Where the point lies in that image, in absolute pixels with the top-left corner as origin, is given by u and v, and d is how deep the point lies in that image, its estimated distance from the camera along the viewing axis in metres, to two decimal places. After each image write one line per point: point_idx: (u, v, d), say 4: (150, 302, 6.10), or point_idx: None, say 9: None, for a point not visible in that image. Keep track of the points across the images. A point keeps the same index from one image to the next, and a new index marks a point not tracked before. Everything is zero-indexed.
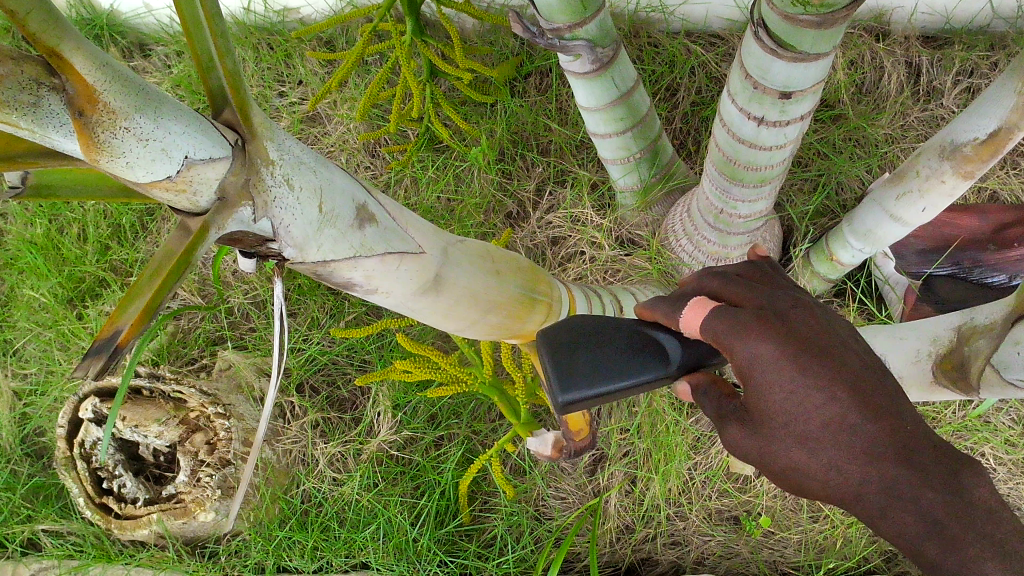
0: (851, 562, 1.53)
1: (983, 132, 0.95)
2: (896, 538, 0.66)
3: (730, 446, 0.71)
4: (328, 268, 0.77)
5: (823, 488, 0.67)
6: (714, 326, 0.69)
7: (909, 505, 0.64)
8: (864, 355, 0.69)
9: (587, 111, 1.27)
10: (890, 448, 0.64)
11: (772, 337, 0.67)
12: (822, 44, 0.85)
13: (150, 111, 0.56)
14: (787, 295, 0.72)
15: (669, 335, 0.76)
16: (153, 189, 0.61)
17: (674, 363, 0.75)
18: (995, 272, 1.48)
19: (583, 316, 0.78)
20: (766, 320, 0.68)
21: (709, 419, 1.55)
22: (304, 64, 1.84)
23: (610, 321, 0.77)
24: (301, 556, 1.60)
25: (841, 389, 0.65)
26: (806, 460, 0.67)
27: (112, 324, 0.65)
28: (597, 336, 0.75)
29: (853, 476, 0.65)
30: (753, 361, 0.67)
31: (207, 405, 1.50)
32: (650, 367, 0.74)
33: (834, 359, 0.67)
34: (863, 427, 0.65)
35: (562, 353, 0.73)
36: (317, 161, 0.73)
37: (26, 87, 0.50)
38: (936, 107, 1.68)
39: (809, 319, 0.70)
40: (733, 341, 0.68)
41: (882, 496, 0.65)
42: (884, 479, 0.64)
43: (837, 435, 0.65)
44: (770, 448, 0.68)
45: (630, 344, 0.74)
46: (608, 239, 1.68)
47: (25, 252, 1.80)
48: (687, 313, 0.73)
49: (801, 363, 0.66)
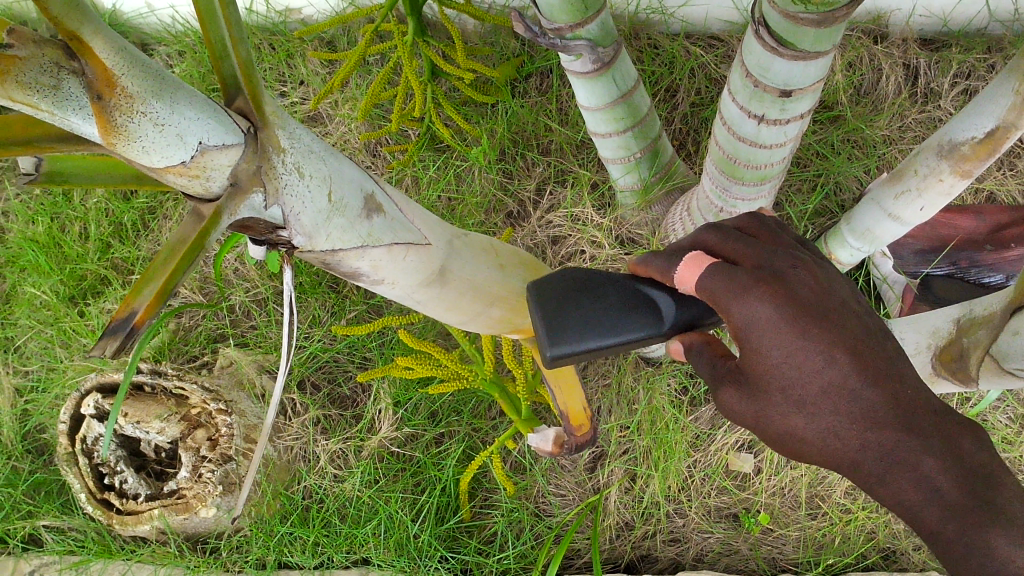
0: (849, 559, 1.55)
1: (981, 131, 0.96)
2: (895, 503, 0.69)
3: (728, 409, 0.74)
4: (336, 257, 0.78)
5: (821, 454, 0.70)
6: (710, 285, 0.70)
7: (910, 471, 0.67)
8: (865, 320, 0.71)
9: (588, 111, 1.28)
10: (888, 415, 0.67)
11: (771, 300, 0.68)
12: (822, 41, 0.86)
13: (166, 97, 0.57)
14: (789, 255, 0.72)
15: (664, 294, 0.79)
16: (167, 174, 0.61)
17: (668, 322, 0.78)
18: (992, 272, 1.50)
19: (583, 273, 0.82)
20: (764, 282, 0.69)
21: (709, 418, 1.59)
22: (306, 65, 1.85)
23: (608, 278, 0.81)
24: (302, 551, 1.61)
25: (842, 355, 0.67)
26: (804, 424, 0.69)
27: (128, 304, 0.65)
28: (590, 295, 0.79)
29: (853, 443, 0.68)
30: (751, 323, 0.68)
31: (208, 401, 1.50)
32: (640, 326, 0.78)
33: (833, 324, 0.68)
34: (863, 393, 0.67)
35: (554, 312, 0.78)
36: (326, 149, 0.74)
37: (48, 70, 0.51)
38: (934, 109, 1.69)
39: (810, 281, 0.70)
40: (729, 301, 0.69)
41: (881, 462, 0.68)
42: (884, 445, 0.68)
43: (836, 401, 0.68)
44: (767, 413, 0.71)
45: (623, 301, 0.78)
46: (608, 238, 1.68)
47: (27, 250, 1.81)
48: (682, 270, 0.74)
49: (801, 328, 0.67)
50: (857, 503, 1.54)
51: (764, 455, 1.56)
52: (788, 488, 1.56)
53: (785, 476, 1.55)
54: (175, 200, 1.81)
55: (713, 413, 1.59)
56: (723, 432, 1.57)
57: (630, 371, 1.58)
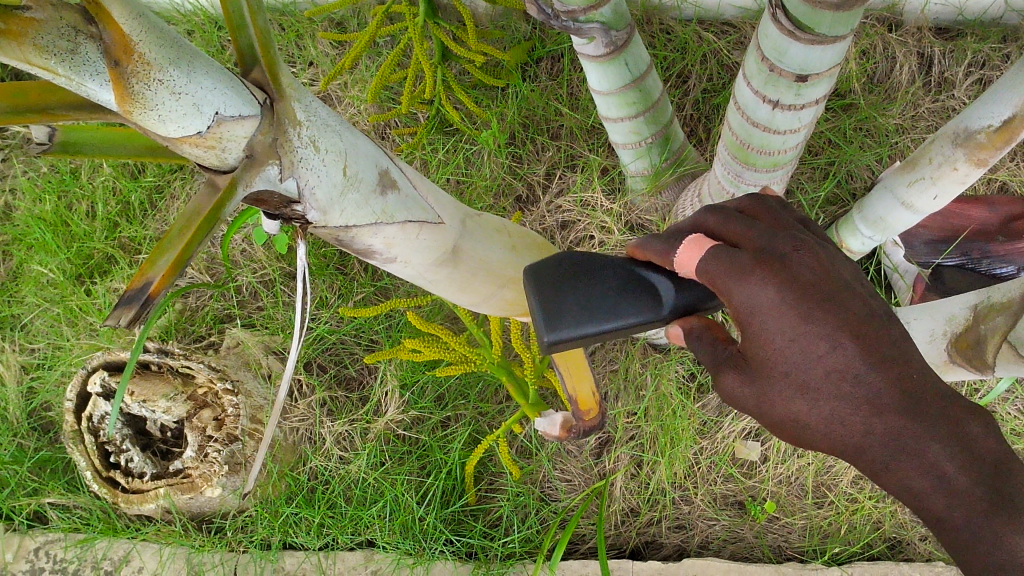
0: (855, 548, 1.55)
1: (998, 119, 0.95)
2: (900, 490, 0.68)
3: (728, 394, 0.73)
4: (350, 234, 0.78)
5: (825, 439, 0.69)
6: (710, 268, 0.71)
7: (916, 458, 0.66)
8: (869, 302, 0.70)
9: (600, 95, 1.27)
10: (893, 399, 0.66)
11: (772, 283, 0.68)
12: (840, 25, 0.84)
13: (184, 66, 0.56)
14: (790, 237, 0.71)
15: (664, 278, 0.79)
16: (183, 144, 0.61)
17: (667, 307, 0.78)
18: (1004, 263, 1.47)
19: (578, 256, 0.82)
20: (764, 263, 0.69)
21: (716, 405, 1.59)
22: (315, 45, 1.83)
23: (604, 260, 0.81)
24: (308, 532, 1.61)
25: (846, 338, 0.67)
26: (807, 410, 0.69)
27: (143, 274, 0.64)
28: (586, 279, 0.79)
29: (858, 428, 0.67)
30: (752, 307, 0.68)
31: (215, 380, 1.49)
32: (640, 310, 0.77)
33: (836, 306, 0.67)
34: (867, 377, 0.66)
35: (550, 295, 0.78)
36: (342, 124, 0.74)
37: (65, 34, 0.50)
38: (948, 98, 1.68)
39: (814, 263, 0.69)
40: (732, 285, 0.69)
41: (887, 447, 0.67)
42: (889, 431, 0.66)
43: (840, 386, 0.67)
44: (770, 397, 0.70)
45: (619, 285, 0.78)
46: (618, 224, 1.67)
47: (34, 228, 1.80)
48: (682, 253, 0.74)
49: (802, 311, 0.67)
50: (864, 493, 1.54)
51: (771, 444, 1.57)
52: (795, 476, 1.57)
53: (792, 464, 1.55)
54: (182, 179, 1.80)
55: (720, 400, 1.58)
56: (731, 420, 1.57)
57: (637, 357, 1.59)
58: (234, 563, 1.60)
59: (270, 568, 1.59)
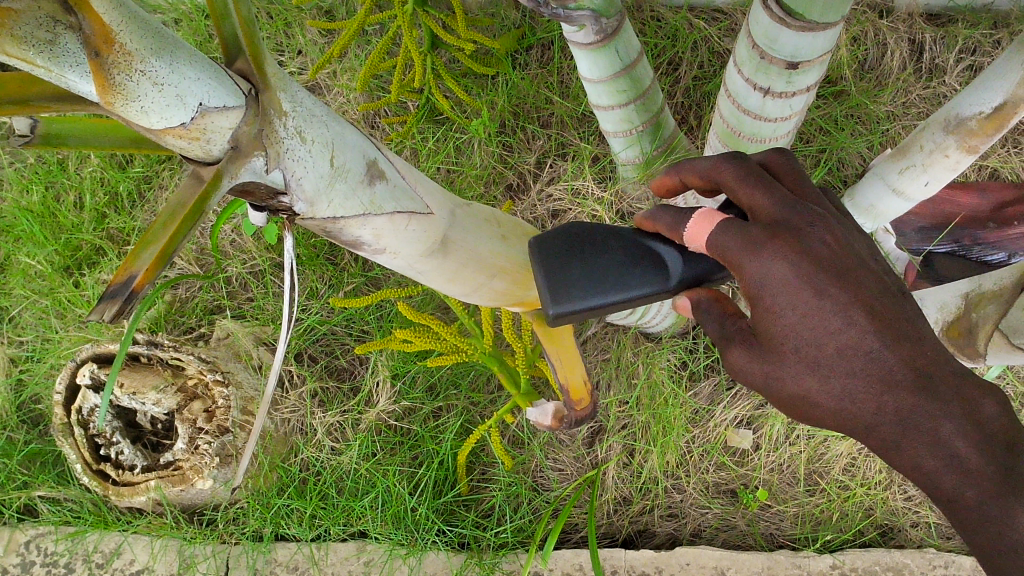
0: (847, 535, 1.55)
1: (988, 106, 0.95)
2: (909, 468, 0.69)
3: (735, 369, 0.73)
4: (338, 225, 0.77)
5: (833, 417, 0.70)
6: (723, 242, 0.70)
7: (927, 435, 0.67)
8: (883, 279, 0.70)
9: (590, 83, 1.26)
10: (906, 376, 0.67)
11: (784, 257, 0.67)
12: (830, 11, 0.83)
13: (166, 56, 0.55)
14: (806, 208, 0.71)
15: (671, 249, 0.78)
16: (167, 136, 0.60)
17: (674, 279, 0.78)
18: (995, 250, 1.47)
19: (584, 229, 0.81)
20: (779, 237, 0.68)
21: (708, 393, 1.60)
22: (304, 34, 1.81)
23: (608, 234, 0.80)
24: (299, 523, 1.61)
25: (860, 314, 0.67)
26: (818, 387, 0.69)
27: (126, 269, 0.65)
28: (591, 252, 0.79)
29: (869, 406, 0.68)
30: (765, 281, 0.68)
31: (205, 372, 1.48)
32: (648, 282, 0.77)
33: (849, 281, 0.68)
34: (880, 354, 0.67)
35: (556, 266, 0.78)
36: (328, 114, 0.73)
37: (43, 24, 0.49)
38: (939, 85, 1.67)
39: (829, 238, 0.69)
40: (744, 258, 0.69)
41: (900, 425, 0.68)
42: (902, 409, 0.67)
43: (854, 363, 0.67)
44: (779, 374, 0.70)
45: (626, 257, 0.78)
46: (609, 212, 1.66)
47: (21, 219, 1.79)
48: (693, 226, 0.73)
49: (816, 286, 0.67)
50: (856, 479, 1.56)
51: (763, 432, 1.58)
52: (786, 464, 1.58)
53: (784, 452, 1.56)
54: (171, 169, 1.80)
55: (712, 389, 1.60)
56: (722, 407, 1.58)
57: (629, 346, 1.60)
58: (227, 555, 1.60)
59: (262, 559, 1.58)
